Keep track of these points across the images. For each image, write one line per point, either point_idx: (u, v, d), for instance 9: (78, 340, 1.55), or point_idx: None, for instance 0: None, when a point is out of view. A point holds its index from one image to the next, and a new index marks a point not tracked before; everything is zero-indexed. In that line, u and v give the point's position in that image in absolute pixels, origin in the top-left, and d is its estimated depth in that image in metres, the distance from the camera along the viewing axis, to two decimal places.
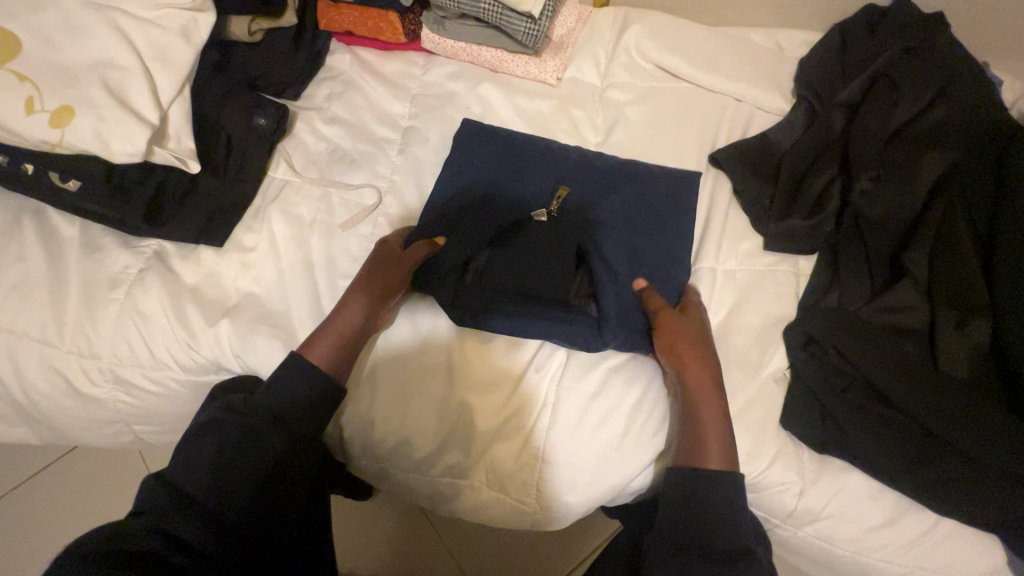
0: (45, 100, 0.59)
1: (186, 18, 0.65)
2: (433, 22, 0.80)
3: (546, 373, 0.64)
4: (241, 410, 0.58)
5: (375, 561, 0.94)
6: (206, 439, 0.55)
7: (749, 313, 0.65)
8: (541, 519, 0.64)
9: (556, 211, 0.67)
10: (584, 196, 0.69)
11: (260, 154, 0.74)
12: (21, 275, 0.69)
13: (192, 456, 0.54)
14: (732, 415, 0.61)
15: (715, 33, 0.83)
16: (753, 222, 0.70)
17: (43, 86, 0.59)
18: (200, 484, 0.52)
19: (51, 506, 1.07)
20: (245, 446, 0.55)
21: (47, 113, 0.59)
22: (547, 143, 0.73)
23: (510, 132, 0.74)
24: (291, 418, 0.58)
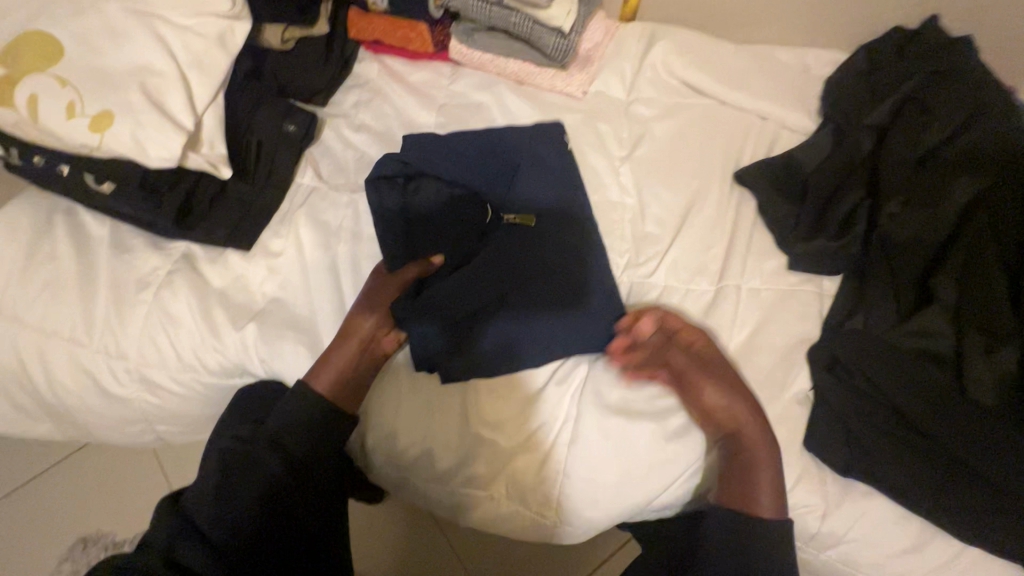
0: (85, 104, 0.60)
1: (223, 26, 0.67)
2: (462, 34, 0.80)
3: (567, 387, 0.64)
4: (248, 437, 0.60)
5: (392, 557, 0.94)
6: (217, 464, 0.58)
7: (773, 332, 0.65)
8: (556, 533, 0.64)
9: (564, 228, 0.69)
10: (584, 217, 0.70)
11: (288, 160, 0.75)
12: (52, 274, 0.70)
13: (204, 481, 0.57)
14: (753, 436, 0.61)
15: (741, 51, 0.83)
16: (778, 241, 0.70)
17: (83, 91, 0.60)
18: (202, 514, 0.54)
19: (74, 510, 1.07)
20: (250, 472, 0.57)
21: (86, 117, 0.60)
22: (563, 159, 0.73)
23: (516, 140, 0.73)
24: (291, 440, 0.60)
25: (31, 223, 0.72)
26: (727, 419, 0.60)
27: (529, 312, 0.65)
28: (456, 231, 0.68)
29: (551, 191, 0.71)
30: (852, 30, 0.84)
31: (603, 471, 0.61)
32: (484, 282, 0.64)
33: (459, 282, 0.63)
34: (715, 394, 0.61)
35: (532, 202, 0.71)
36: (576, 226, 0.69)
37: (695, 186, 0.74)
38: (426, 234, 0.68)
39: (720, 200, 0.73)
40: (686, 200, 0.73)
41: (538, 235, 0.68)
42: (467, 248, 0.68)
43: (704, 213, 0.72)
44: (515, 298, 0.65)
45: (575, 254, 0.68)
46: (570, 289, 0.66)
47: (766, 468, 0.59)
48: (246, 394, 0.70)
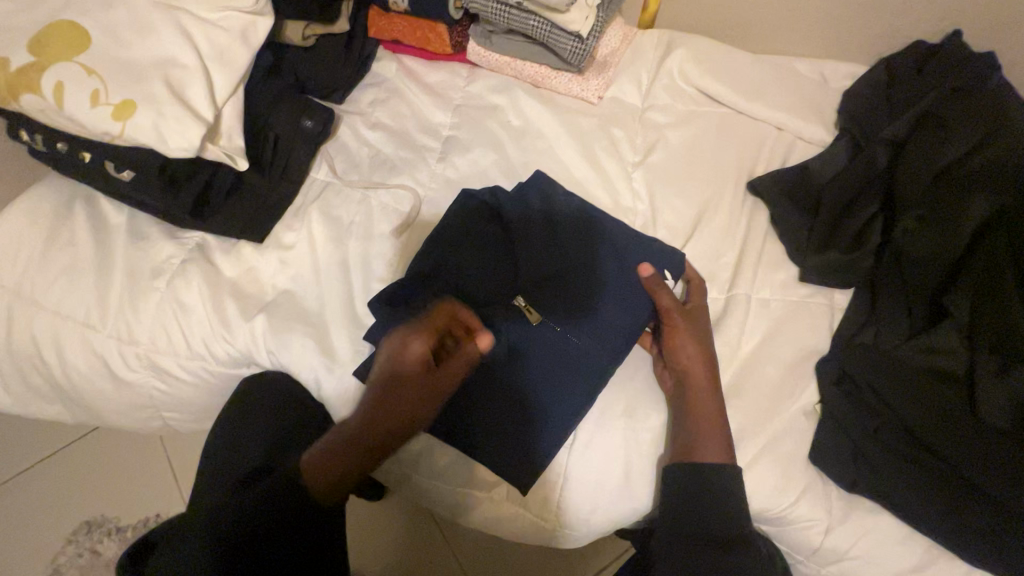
0: (110, 94, 0.60)
1: (247, 21, 0.68)
2: (481, 35, 0.82)
3: (545, 392, 0.62)
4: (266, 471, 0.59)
5: (401, 540, 0.95)
6: (202, 519, 0.54)
7: (780, 343, 0.65)
8: (552, 536, 0.64)
9: (564, 240, 0.68)
10: (586, 232, 0.69)
11: (304, 154, 0.76)
12: (69, 259, 0.71)
13: (183, 537, 0.53)
14: (757, 449, 0.60)
15: (760, 61, 0.83)
16: (790, 252, 0.69)
17: (109, 80, 0.61)
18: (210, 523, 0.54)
19: (77, 492, 1.11)
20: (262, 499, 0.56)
21: (110, 106, 0.60)
22: (561, 191, 0.72)
23: (542, 181, 0.72)
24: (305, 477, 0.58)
25: (51, 207, 0.74)
26: (681, 364, 0.62)
27: (549, 352, 0.64)
28: (487, 267, 0.67)
29: (613, 228, 0.69)
30: (872, 44, 0.83)
31: (601, 475, 0.61)
32: (514, 321, 0.65)
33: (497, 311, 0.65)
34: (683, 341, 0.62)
35: (538, 216, 0.69)
36: (636, 265, 0.67)
37: (706, 194, 0.74)
38: (453, 249, 0.67)
39: (732, 210, 0.73)
40: (697, 208, 0.73)
41: (586, 272, 0.67)
42: (486, 259, 0.67)
43: (715, 221, 0.72)
44: (539, 338, 0.64)
45: (622, 294, 0.66)
46: (602, 330, 0.64)
47: (711, 426, 0.59)
48: (254, 386, 0.71)
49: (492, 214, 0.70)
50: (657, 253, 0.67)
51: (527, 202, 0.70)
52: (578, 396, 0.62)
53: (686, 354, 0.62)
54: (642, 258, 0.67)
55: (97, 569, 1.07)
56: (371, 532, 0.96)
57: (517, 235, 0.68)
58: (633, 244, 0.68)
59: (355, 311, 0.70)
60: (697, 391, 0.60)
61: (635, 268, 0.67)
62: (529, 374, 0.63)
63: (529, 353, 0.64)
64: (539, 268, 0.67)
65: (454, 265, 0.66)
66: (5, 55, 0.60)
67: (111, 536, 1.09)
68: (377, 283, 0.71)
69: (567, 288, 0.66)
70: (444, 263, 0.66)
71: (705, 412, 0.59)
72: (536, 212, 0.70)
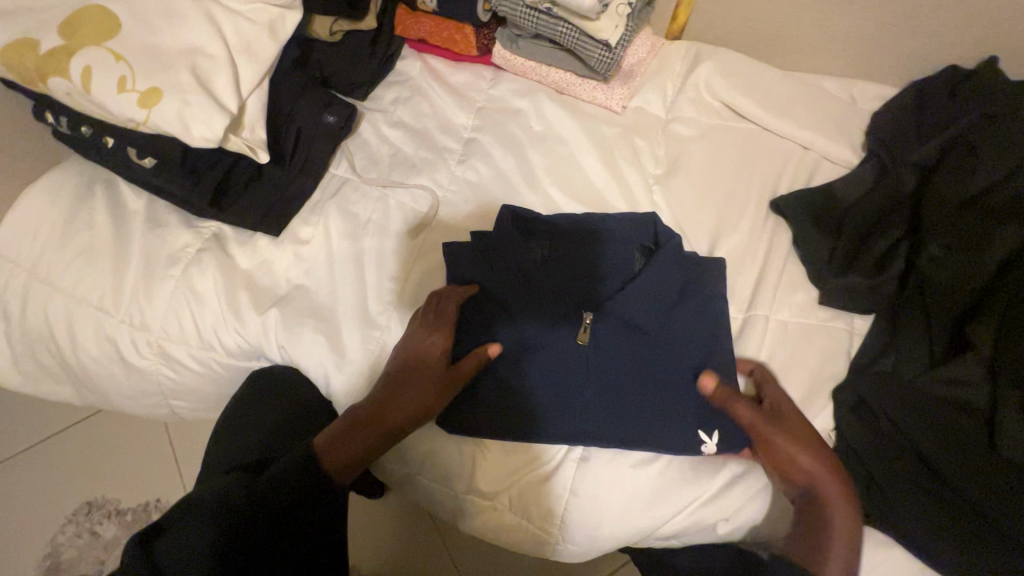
0: (136, 81, 0.60)
1: (276, 14, 0.68)
2: (507, 38, 0.80)
3: (563, 424, 0.61)
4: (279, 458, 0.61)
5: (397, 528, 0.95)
6: (211, 506, 0.53)
7: (796, 366, 0.64)
8: (553, 549, 0.63)
9: (604, 272, 0.65)
10: (624, 260, 0.66)
11: (325, 150, 0.76)
12: (87, 242, 0.72)
13: (188, 524, 0.51)
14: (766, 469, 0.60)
15: (788, 77, 0.82)
16: (810, 274, 0.68)
17: (136, 67, 0.61)
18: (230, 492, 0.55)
19: (81, 472, 1.14)
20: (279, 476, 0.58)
21: (136, 93, 0.60)
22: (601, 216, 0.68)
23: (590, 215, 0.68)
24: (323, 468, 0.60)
25: (71, 190, 0.74)
26: (791, 469, 0.58)
27: (606, 363, 0.62)
28: (524, 292, 0.64)
29: (662, 238, 0.67)
30: (902, 66, 0.82)
31: (607, 491, 0.60)
32: (558, 336, 0.63)
33: (539, 324, 0.63)
34: (789, 448, 0.57)
35: (575, 241, 0.67)
36: (687, 279, 0.65)
37: (728, 210, 0.73)
38: (484, 267, 0.64)
39: (753, 228, 0.72)
40: (717, 224, 0.72)
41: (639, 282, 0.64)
42: (518, 277, 0.64)
43: (735, 238, 0.71)
44: (590, 349, 0.62)
45: (671, 304, 0.63)
46: (654, 341, 0.62)
47: (842, 538, 0.55)
48: (265, 378, 0.72)
49: (530, 236, 0.67)
50: (701, 266, 0.66)
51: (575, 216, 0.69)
52: (600, 430, 0.60)
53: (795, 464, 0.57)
54: (690, 271, 0.65)
55: (95, 550, 1.08)
56: (369, 518, 0.96)
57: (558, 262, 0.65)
58: (684, 256, 0.66)
59: (367, 309, 0.69)
60: (824, 500, 0.56)
61: (682, 283, 0.64)
62: (544, 398, 0.62)
63: (573, 365, 0.62)
64: (569, 293, 0.64)
65: (485, 270, 0.64)
66: (36, 38, 0.60)
67: (111, 518, 1.11)
68: (391, 282, 0.70)
69: (606, 325, 0.63)
70: (480, 289, 0.64)
71: (836, 522, 0.55)
72: (579, 240, 0.66)
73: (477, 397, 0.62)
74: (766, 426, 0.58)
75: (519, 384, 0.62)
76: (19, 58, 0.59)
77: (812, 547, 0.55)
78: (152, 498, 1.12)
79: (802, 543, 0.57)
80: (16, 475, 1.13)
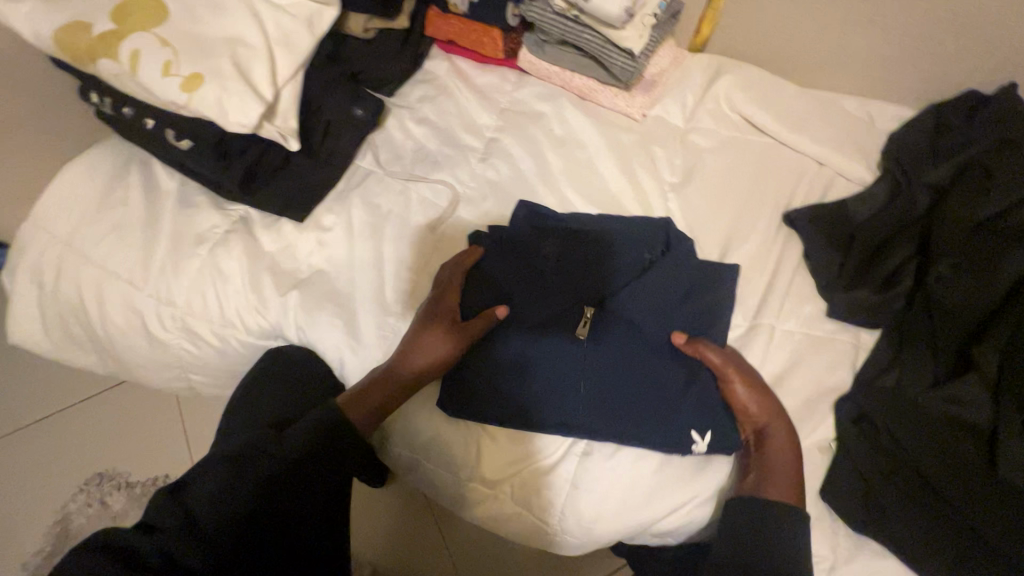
0: (180, 66, 0.63)
1: (314, 9, 0.71)
2: (534, 44, 0.83)
3: (548, 407, 0.63)
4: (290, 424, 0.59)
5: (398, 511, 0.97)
6: (229, 461, 0.55)
7: (800, 376, 0.65)
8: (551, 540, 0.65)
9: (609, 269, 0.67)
10: (631, 260, 0.68)
11: (351, 142, 0.79)
12: (120, 218, 0.75)
13: (214, 481, 0.53)
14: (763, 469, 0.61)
15: (807, 94, 0.83)
16: (819, 288, 0.69)
17: (181, 53, 0.64)
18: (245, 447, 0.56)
19: (98, 442, 1.18)
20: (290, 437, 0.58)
21: (179, 78, 0.63)
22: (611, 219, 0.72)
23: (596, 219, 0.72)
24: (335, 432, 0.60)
25: (109, 168, 0.77)
26: (750, 416, 0.62)
27: (596, 363, 0.63)
28: (524, 283, 0.66)
29: (681, 251, 0.68)
30: (922, 88, 0.83)
31: (607, 485, 0.62)
32: (547, 336, 0.65)
33: (528, 324, 0.65)
34: (743, 398, 0.61)
35: (580, 236, 0.69)
36: (698, 289, 0.67)
37: (741, 221, 0.75)
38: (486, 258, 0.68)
39: (764, 239, 0.73)
40: (729, 233, 0.74)
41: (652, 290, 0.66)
42: (518, 268, 0.67)
43: (747, 248, 0.73)
44: (579, 350, 0.64)
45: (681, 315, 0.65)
46: (655, 348, 0.64)
47: (785, 470, 0.59)
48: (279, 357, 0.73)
49: (533, 232, 0.69)
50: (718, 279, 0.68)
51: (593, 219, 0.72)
52: (585, 417, 0.62)
53: (752, 411, 0.61)
54: (703, 281, 0.67)
55: (104, 521, 1.11)
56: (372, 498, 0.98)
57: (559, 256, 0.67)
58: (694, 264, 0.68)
59: (383, 297, 0.71)
60: (776, 442, 0.60)
61: (688, 289, 0.67)
62: (534, 385, 0.63)
63: (560, 364, 0.64)
64: (568, 285, 0.66)
65: (484, 270, 0.67)
66: (89, 21, 0.63)
67: (121, 490, 1.14)
68: (408, 272, 0.72)
69: (597, 320, 0.66)
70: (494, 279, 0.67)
71: (781, 460, 0.59)
72: (582, 235, 0.69)
73: (472, 379, 0.64)
74: (732, 372, 0.62)
75: (506, 383, 0.64)
76: (73, 39, 0.62)
77: (760, 479, 0.59)
78: (162, 473, 1.15)
79: (750, 474, 0.60)
80: (38, 440, 1.18)
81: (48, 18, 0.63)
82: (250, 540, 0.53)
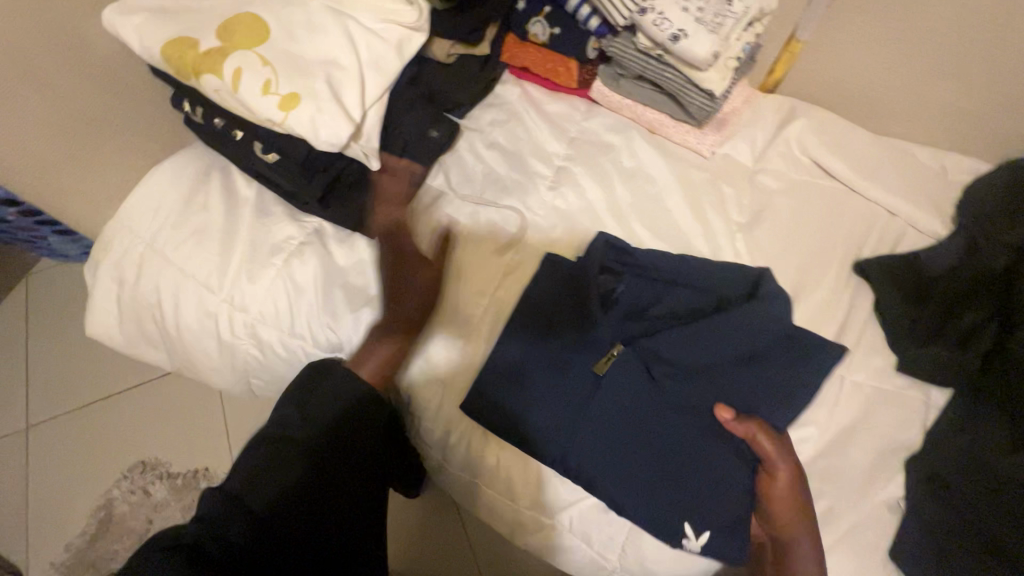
0: (279, 85, 0.66)
1: (405, 35, 0.72)
2: (610, 77, 0.85)
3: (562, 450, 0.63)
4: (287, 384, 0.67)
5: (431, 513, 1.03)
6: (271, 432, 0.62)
7: (869, 431, 0.64)
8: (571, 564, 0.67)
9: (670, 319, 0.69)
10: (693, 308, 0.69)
11: (426, 163, 0.80)
12: (201, 223, 0.77)
13: (263, 455, 0.60)
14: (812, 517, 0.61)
15: (880, 142, 0.83)
16: (890, 340, 0.69)
17: (280, 73, 0.66)
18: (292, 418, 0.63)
19: (145, 431, 1.22)
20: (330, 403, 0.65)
21: (277, 96, 0.65)
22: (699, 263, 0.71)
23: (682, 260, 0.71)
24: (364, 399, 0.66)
25: (192, 173, 0.80)
26: (780, 517, 0.60)
27: (623, 420, 0.64)
28: (576, 321, 0.68)
29: (789, 326, 0.66)
30: (1001, 143, 0.82)
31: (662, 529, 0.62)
32: (591, 379, 0.65)
33: (573, 364, 0.66)
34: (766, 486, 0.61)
35: (655, 284, 0.70)
36: (782, 352, 0.65)
37: (810, 267, 0.74)
38: (546, 287, 0.69)
39: (834, 287, 0.73)
40: (799, 279, 0.74)
41: (745, 360, 0.65)
42: (575, 303, 0.68)
43: (816, 295, 0.72)
44: (616, 397, 0.65)
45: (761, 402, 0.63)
46: (700, 419, 0.63)
47: None
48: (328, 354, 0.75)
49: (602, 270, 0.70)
50: (819, 357, 0.64)
51: (698, 269, 0.70)
52: (600, 464, 0.62)
53: (787, 514, 0.60)
54: (795, 345, 0.65)
55: (145, 509, 1.14)
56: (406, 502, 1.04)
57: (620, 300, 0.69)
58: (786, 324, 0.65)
59: (451, 318, 0.72)
60: (801, 547, 0.59)
61: (767, 352, 0.65)
62: (551, 424, 0.64)
63: (591, 404, 0.64)
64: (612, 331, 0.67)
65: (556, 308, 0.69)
66: (196, 37, 0.66)
67: (162, 480, 1.17)
68: (476, 296, 0.73)
69: (641, 375, 0.65)
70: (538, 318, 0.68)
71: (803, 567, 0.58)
72: (655, 280, 0.70)
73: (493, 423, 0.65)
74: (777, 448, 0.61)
75: (529, 409, 0.65)
76: (182, 54, 0.65)
77: None
78: (201, 465, 1.18)
79: None
80: (95, 422, 1.24)
81: (159, 33, 0.66)
82: (301, 502, 0.59)
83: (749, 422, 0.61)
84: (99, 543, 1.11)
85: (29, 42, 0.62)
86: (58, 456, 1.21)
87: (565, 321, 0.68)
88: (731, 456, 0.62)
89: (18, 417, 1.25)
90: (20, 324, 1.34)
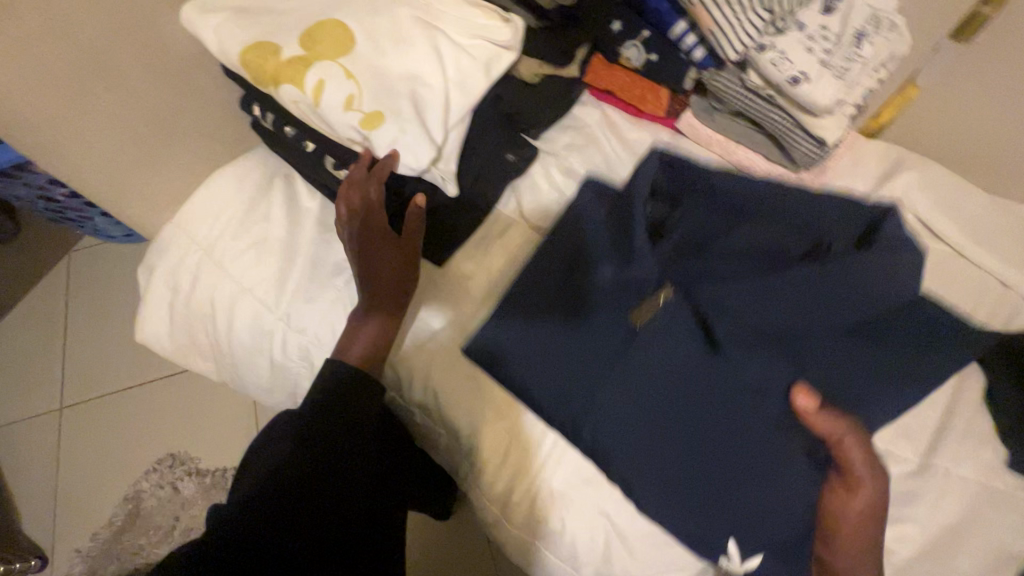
0: (363, 102, 0.61)
1: (495, 52, 0.67)
2: (702, 108, 0.79)
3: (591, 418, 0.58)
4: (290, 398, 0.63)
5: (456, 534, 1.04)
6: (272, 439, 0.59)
7: (972, 536, 0.58)
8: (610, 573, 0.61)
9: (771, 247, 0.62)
10: (773, 249, 0.62)
11: (500, 189, 0.76)
12: (261, 235, 0.73)
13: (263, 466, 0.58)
14: None
15: (996, 204, 0.76)
16: (1006, 432, 0.62)
17: (364, 88, 0.61)
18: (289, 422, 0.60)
19: (176, 424, 1.20)
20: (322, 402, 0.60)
21: (360, 114, 0.61)
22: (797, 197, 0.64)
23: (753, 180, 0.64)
24: (357, 395, 0.61)
25: (254, 180, 0.76)
26: (839, 525, 0.53)
27: (667, 390, 0.56)
28: (634, 267, 0.58)
29: (903, 303, 0.61)
30: None
31: None
32: (623, 356, 0.57)
33: (603, 333, 0.58)
34: (832, 501, 0.54)
35: (716, 233, 0.63)
36: (864, 316, 0.60)
37: None
38: (615, 207, 0.63)
39: None
40: None
41: (872, 329, 0.61)
42: (635, 246, 0.59)
43: None
44: (675, 352, 0.57)
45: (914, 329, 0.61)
46: (767, 401, 0.56)
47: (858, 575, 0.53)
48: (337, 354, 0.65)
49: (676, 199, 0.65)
50: (945, 345, 0.61)
51: (824, 211, 0.64)
52: (630, 442, 0.56)
53: (855, 509, 0.53)
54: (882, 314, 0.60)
55: (172, 506, 1.13)
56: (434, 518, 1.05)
57: (668, 247, 0.62)
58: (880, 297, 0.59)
59: None
60: (851, 551, 0.53)
61: (846, 313, 0.59)
62: (574, 395, 0.58)
63: (619, 385, 0.57)
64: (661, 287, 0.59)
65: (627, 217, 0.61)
66: (277, 43, 0.62)
67: (190, 477, 1.15)
68: None
69: (698, 331, 0.57)
70: (601, 232, 0.61)
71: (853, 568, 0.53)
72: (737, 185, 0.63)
73: (528, 365, 0.59)
74: (853, 464, 0.53)
75: (543, 387, 0.59)
76: (262, 60, 0.61)
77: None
78: (229, 465, 1.16)
79: None
80: (128, 409, 1.23)
81: (238, 36, 0.62)
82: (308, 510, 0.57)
83: (840, 423, 0.53)
84: (125, 537, 1.10)
85: (107, 39, 0.59)
86: (89, 441, 1.20)
87: (602, 257, 0.59)
88: (793, 471, 0.55)
89: (51, 397, 1.25)
90: (59, 303, 1.33)
